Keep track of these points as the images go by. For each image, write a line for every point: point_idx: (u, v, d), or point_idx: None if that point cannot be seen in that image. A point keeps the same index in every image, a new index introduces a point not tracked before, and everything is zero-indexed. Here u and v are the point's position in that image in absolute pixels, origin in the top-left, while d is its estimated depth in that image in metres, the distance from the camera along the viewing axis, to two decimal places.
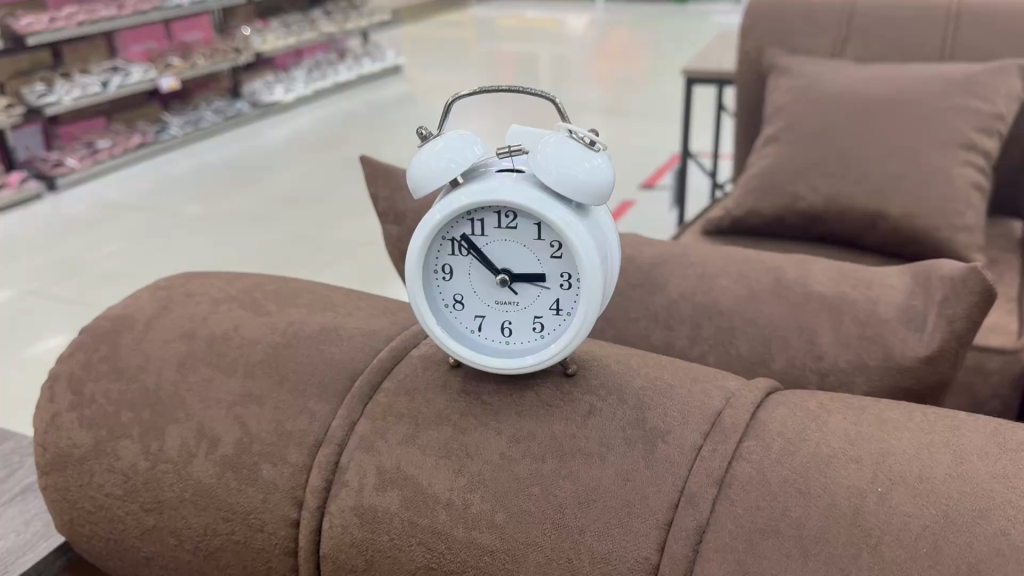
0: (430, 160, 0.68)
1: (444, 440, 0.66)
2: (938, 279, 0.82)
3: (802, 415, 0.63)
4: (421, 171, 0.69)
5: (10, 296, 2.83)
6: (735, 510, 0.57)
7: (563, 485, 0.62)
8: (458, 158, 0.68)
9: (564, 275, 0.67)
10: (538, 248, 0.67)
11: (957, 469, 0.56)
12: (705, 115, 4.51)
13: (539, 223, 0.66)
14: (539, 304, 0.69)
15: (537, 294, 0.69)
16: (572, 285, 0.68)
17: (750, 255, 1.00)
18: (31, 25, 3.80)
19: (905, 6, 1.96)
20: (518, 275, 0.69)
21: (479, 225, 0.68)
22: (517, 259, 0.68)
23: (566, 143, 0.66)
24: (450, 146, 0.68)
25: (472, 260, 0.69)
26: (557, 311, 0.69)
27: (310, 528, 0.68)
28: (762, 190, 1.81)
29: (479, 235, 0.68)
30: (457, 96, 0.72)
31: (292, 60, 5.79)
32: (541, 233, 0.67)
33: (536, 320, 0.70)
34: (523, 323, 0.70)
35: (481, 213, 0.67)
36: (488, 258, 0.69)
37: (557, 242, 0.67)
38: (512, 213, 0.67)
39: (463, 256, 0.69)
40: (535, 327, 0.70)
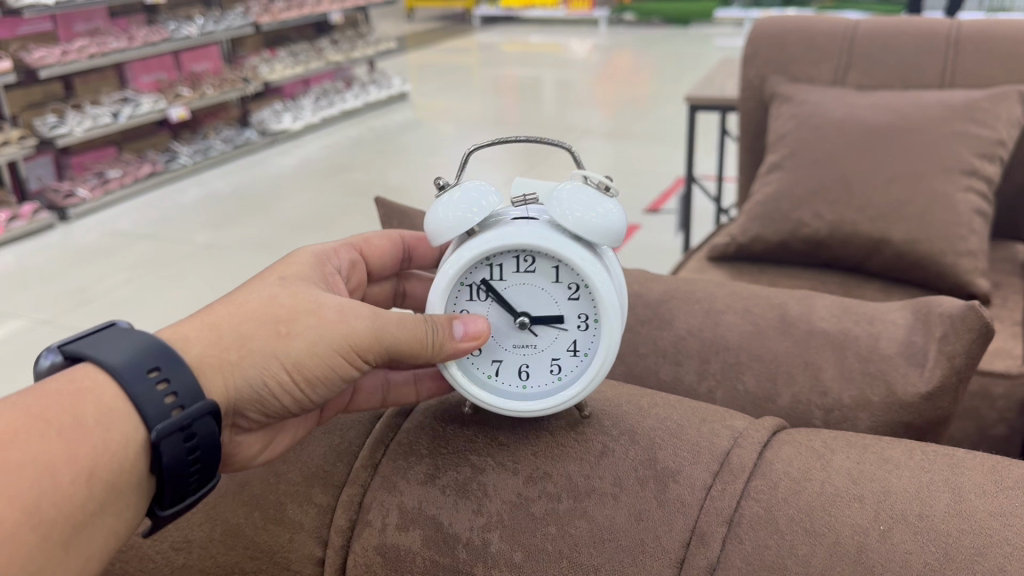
0: (447, 210, 0.72)
1: (462, 480, 0.69)
2: (938, 314, 0.85)
3: (807, 453, 0.66)
4: (435, 219, 0.72)
5: (23, 326, 2.86)
6: (743, 548, 0.60)
7: (577, 524, 0.65)
8: (473, 207, 0.71)
9: (582, 316, 0.73)
10: (555, 290, 0.72)
11: (957, 507, 0.59)
12: (710, 140, 4.54)
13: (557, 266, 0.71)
14: (555, 345, 0.74)
15: (554, 335, 0.74)
16: (590, 326, 0.73)
17: (756, 290, 1.03)
18: (43, 57, 3.87)
19: (905, 34, 2.00)
20: (535, 317, 0.73)
21: (498, 269, 0.72)
22: (535, 302, 0.73)
23: (583, 190, 0.71)
24: (466, 196, 0.72)
25: (490, 302, 0.73)
26: (574, 352, 0.74)
27: (335, 567, 0.71)
28: (767, 217, 1.84)
29: (497, 278, 0.72)
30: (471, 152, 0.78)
31: (300, 89, 5.87)
32: (558, 275, 0.72)
33: (553, 362, 0.74)
34: (540, 366, 0.74)
35: (500, 258, 0.72)
36: (507, 301, 0.73)
37: (575, 284, 0.72)
38: (531, 256, 0.71)
39: (482, 301, 0.73)
40: (552, 370, 0.74)
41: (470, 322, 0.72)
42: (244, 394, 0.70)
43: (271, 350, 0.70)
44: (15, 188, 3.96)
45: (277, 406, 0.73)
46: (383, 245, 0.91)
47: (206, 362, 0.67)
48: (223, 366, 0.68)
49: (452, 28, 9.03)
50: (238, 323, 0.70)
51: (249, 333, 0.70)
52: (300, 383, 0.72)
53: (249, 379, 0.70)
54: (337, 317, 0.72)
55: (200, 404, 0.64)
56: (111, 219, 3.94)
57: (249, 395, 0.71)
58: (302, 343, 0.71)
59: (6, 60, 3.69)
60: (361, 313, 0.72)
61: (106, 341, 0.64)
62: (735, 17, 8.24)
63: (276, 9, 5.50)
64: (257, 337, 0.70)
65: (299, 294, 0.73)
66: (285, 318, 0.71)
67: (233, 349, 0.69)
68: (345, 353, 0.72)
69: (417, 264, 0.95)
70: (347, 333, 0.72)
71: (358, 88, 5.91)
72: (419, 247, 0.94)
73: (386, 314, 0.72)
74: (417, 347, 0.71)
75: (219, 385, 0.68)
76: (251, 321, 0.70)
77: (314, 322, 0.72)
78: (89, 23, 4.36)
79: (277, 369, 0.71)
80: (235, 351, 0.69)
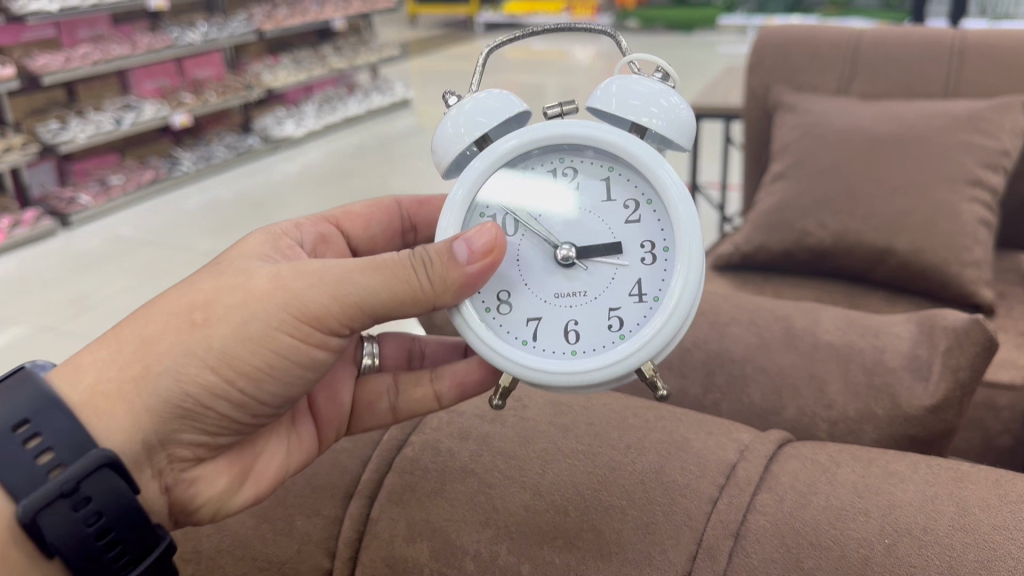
0: (460, 123, 0.83)
1: (470, 495, 0.71)
2: (942, 327, 0.87)
3: (812, 468, 0.67)
4: (455, 133, 0.83)
5: (23, 334, 2.86)
6: (749, 562, 0.60)
7: (585, 536, 0.66)
8: (486, 120, 0.83)
9: (644, 250, 0.82)
10: (610, 215, 0.83)
11: (961, 520, 0.60)
12: (714, 149, 4.54)
13: (609, 184, 0.84)
14: (615, 284, 0.82)
15: (611, 276, 0.82)
16: (653, 260, 0.82)
17: (762, 303, 1.04)
18: (46, 64, 3.88)
19: (909, 44, 2.00)
20: (582, 252, 0.82)
21: (533, 193, 0.84)
22: (583, 234, 0.83)
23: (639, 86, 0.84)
24: (478, 112, 0.83)
25: (524, 233, 0.83)
26: (638, 300, 0.81)
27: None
28: (771, 227, 1.84)
29: (533, 205, 0.84)
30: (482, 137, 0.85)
31: (303, 96, 5.88)
32: (611, 195, 0.84)
33: (612, 316, 0.82)
34: (593, 321, 0.82)
35: (537, 184, 0.84)
36: (547, 230, 0.83)
37: (628, 204, 0.83)
38: (571, 173, 0.84)
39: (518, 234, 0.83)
40: (611, 325, 0.81)
41: (474, 238, 0.74)
42: (170, 405, 0.72)
43: (187, 345, 0.72)
44: (17, 194, 3.97)
45: (214, 410, 0.75)
46: (366, 216, 0.97)
47: (103, 389, 0.69)
48: (133, 383, 0.71)
49: (455, 35, 9.04)
50: (143, 331, 0.72)
51: (162, 331, 0.72)
52: (234, 373, 0.74)
53: (166, 388, 0.72)
54: (270, 285, 0.73)
55: (85, 455, 0.64)
56: (113, 226, 3.94)
57: (175, 405, 0.73)
58: (225, 328, 0.73)
59: (9, 66, 3.70)
60: (304, 272, 0.73)
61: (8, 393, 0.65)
62: (739, 24, 8.23)
63: (280, 16, 5.51)
64: (169, 335, 0.72)
65: (218, 278, 0.74)
66: (199, 304, 0.72)
67: (137, 361, 0.71)
68: (287, 322, 0.73)
69: (421, 234, 1.02)
70: (279, 300, 0.73)
71: (360, 95, 5.92)
72: (418, 216, 1.00)
73: (341, 266, 0.73)
74: (396, 288, 0.72)
75: (129, 406, 0.70)
76: (163, 320, 0.72)
77: (234, 299, 0.73)
78: (92, 30, 4.38)
79: (204, 362, 0.72)
80: (139, 362, 0.71)
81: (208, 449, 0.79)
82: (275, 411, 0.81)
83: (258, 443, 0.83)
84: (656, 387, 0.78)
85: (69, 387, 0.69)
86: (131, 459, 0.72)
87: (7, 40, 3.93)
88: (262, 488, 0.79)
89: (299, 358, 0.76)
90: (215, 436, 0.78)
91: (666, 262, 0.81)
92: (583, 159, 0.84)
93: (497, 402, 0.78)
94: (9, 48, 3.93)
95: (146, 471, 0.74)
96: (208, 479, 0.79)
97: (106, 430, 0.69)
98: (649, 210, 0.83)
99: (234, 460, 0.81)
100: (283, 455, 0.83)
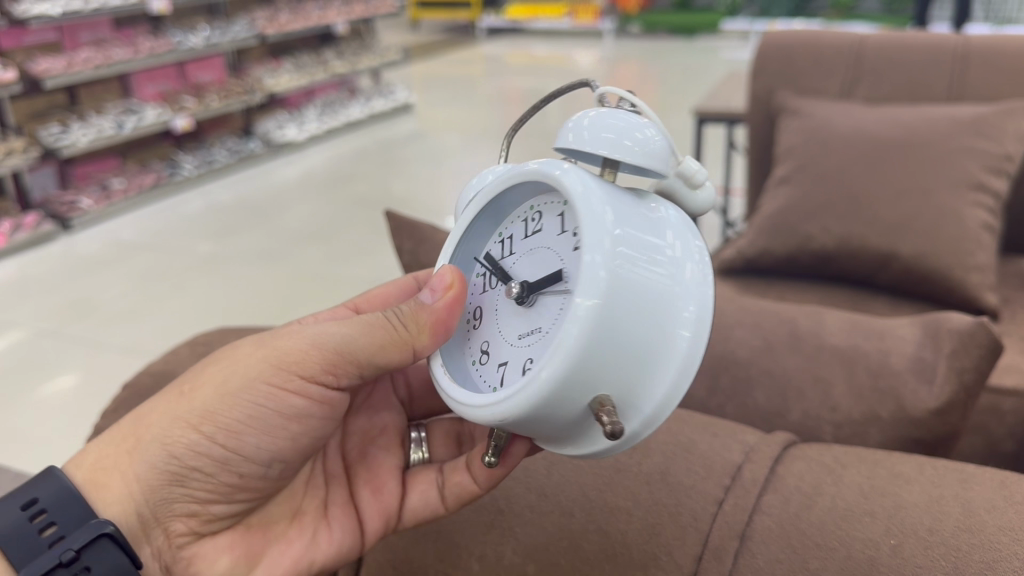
0: (468, 187, 0.82)
1: (479, 502, 0.72)
2: (948, 331, 0.86)
3: (817, 469, 0.67)
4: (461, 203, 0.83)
5: (25, 338, 2.86)
6: (755, 562, 0.60)
7: (590, 537, 0.65)
8: (480, 181, 0.81)
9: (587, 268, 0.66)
10: (564, 245, 0.70)
11: (967, 521, 0.59)
12: (717, 154, 4.54)
13: (564, 215, 0.71)
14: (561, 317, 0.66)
15: (561, 306, 0.67)
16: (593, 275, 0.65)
17: (766, 305, 1.04)
18: (47, 68, 3.88)
19: (913, 50, 2.01)
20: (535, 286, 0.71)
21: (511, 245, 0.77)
22: (543, 268, 0.71)
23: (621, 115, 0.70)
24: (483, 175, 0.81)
25: (497, 284, 0.77)
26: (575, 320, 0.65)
27: None
28: (774, 232, 1.85)
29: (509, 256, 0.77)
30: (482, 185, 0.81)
31: (304, 100, 5.89)
32: (564, 227, 0.70)
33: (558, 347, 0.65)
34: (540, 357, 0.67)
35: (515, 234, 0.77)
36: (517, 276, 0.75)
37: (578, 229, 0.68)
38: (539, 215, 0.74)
39: (492, 289, 0.77)
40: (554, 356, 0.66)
41: (439, 281, 0.75)
42: (159, 474, 0.77)
43: (174, 412, 0.78)
44: (17, 197, 3.97)
45: (202, 473, 0.79)
46: (384, 295, 0.94)
47: (101, 465, 0.76)
48: (127, 456, 0.77)
49: (457, 39, 9.04)
50: (140, 412, 0.80)
51: (153, 410, 0.79)
52: (215, 427, 0.78)
53: (154, 457, 0.77)
54: (247, 352, 0.80)
55: (86, 528, 0.70)
56: (115, 230, 3.95)
57: (163, 473, 0.77)
58: (206, 391, 0.79)
59: (10, 70, 3.71)
60: (281, 338, 0.79)
61: None
62: (742, 29, 8.21)
63: (283, 20, 5.52)
64: (160, 409, 0.79)
65: (209, 357, 0.82)
66: (186, 380, 0.80)
67: (132, 436, 0.78)
68: (265, 375, 0.78)
69: None
70: (256, 360, 0.79)
71: (362, 99, 5.93)
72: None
73: (316, 330, 0.78)
74: (369, 335, 0.75)
75: (122, 477, 0.76)
76: (156, 403, 0.80)
77: (216, 366, 0.80)
78: (94, 34, 4.38)
79: (186, 423, 0.78)
80: (134, 438, 0.78)
81: (207, 522, 0.81)
82: (267, 472, 0.83)
83: (275, 530, 0.85)
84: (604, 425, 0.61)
85: (76, 469, 0.77)
86: (128, 529, 0.76)
87: (9, 43, 3.94)
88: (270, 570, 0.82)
89: (282, 409, 0.79)
90: (211, 506, 0.81)
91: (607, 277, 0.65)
92: (547, 196, 0.73)
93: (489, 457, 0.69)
94: (11, 52, 3.94)
95: (145, 546, 0.78)
96: (210, 558, 0.80)
97: (99, 502, 0.74)
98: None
99: (242, 538, 0.83)
100: (303, 543, 0.84)
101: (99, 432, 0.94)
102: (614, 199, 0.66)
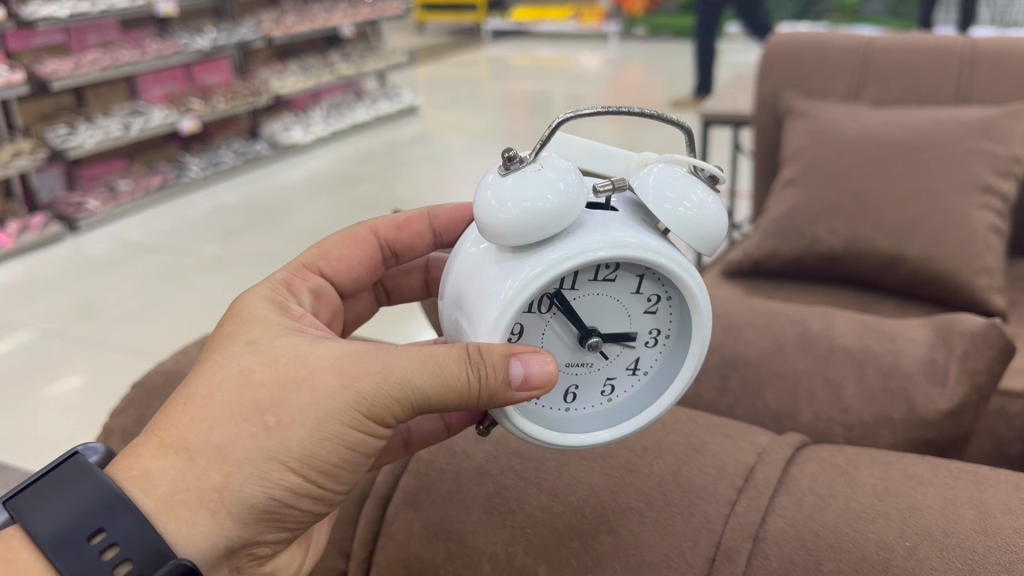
0: (510, 197, 0.66)
1: (487, 496, 0.72)
2: (958, 331, 0.86)
3: (831, 470, 0.67)
4: (500, 209, 0.66)
5: (32, 338, 2.87)
6: (769, 564, 0.60)
7: (603, 538, 0.66)
8: (545, 193, 0.66)
9: (653, 331, 0.73)
10: (633, 302, 0.72)
11: (982, 523, 0.59)
12: (723, 157, 4.54)
13: (644, 278, 0.70)
14: (619, 361, 0.74)
15: (618, 353, 0.74)
16: (658, 341, 0.74)
17: (775, 307, 1.04)
18: (55, 70, 3.89)
19: (922, 51, 2.00)
20: (606, 335, 0.72)
21: (573, 278, 0.69)
22: (609, 318, 0.71)
23: (690, 185, 0.70)
24: (541, 182, 0.66)
25: (555, 314, 0.70)
26: (633, 370, 0.74)
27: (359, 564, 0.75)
28: (781, 233, 1.84)
29: (570, 288, 0.69)
30: (543, 192, 0.65)
31: (310, 102, 5.91)
32: (640, 287, 0.71)
33: (608, 383, 0.74)
34: (589, 389, 0.74)
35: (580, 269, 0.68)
36: (575, 314, 0.71)
37: (654, 296, 0.72)
38: (614, 264, 0.69)
39: (546, 311, 0.70)
40: (604, 391, 0.74)
41: (529, 360, 0.66)
42: (254, 510, 0.66)
43: (263, 449, 0.65)
44: (25, 198, 4.00)
45: (295, 507, 0.69)
46: (347, 257, 0.90)
47: (181, 497, 0.63)
48: (214, 493, 0.64)
49: (462, 42, 9.06)
50: (211, 436, 0.65)
51: (232, 437, 0.65)
52: (313, 471, 0.68)
53: (249, 495, 0.65)
54: (339, 380, 0.66)
55: (165, 565, 0.59)
56: (121, 231, 3.95)
57: (258, 512, 0.66)
58: (300, 430, 0.66)
59: (19, 71, 3.72)
60: (369, 368, 0.66)
61: (70, 498, 0.60)
62: (747, 32, 8.21)
63: (288, 23, 5.51)
64: (242, 440, 0.65)
65: (280, 373, 0.66)
66: (269, 406, 0.65)
67: (214, 470, 0.64)
68: (356, 419, 0.67)
69: (404, 258, 0.94)
70: (349, 398, 0.66)
71: (368, 102, 5.95)
72: (397, 242, 0.93)
73: (408, 364, 0.66)
74: (459, 398, 0.65)
75: (213, 517, 0.64)
76: (230, 427, 0.65)
77: (305, 396, 0.66)
78: (101, 36, 4.38)
79: (282, 465, 0.66)
80: (217, 471, 0.64)
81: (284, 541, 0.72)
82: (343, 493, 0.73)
83: None
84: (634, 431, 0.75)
85: (143, 493, 0.62)
86: (211, 566, 0.65)
87: (17, 45, 3.95)
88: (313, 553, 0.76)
89: (369, 449, 0.69)
90: (295, 530, 0.71)
91: (666, 345, 0.74)
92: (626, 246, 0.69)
93: (480, 431, 0.72)
94: (18, 56, 3.95)
95: (224, 569, 0.67)
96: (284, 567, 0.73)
97: (187, 541, 0.62)
98: (667, 305, 0.72)
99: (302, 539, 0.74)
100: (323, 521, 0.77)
101: (111, 432, 0.94)
102: None
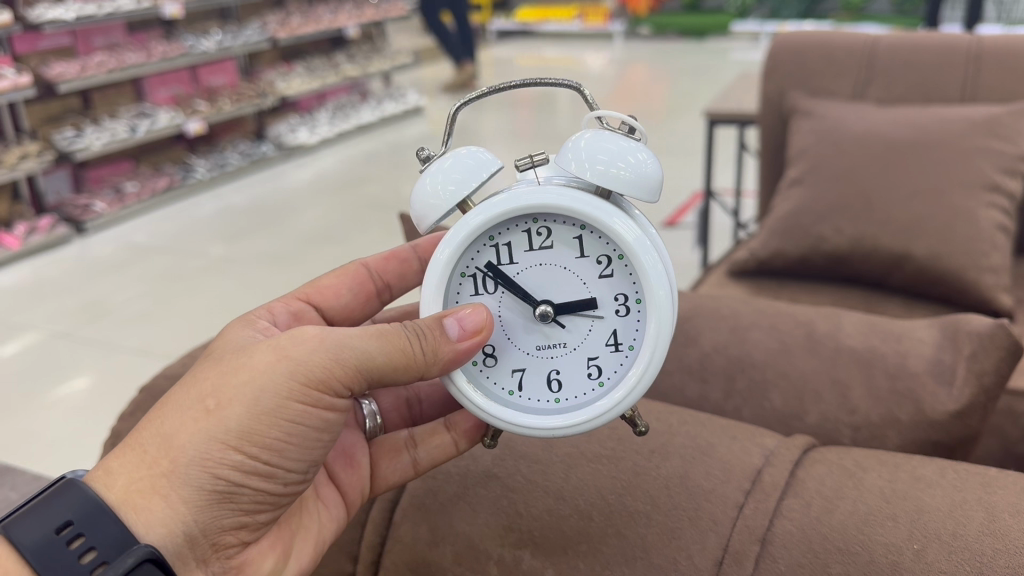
0: (438, 180, 0.74)
1: (493, 498, 0.72)
2: (966, 332, 0.86)
3: (839, 472, 0.67)
4: (429, 192, 0.74)
5: (41, 339, 2.89)
6: (776, 565, 0.60)
7: (609, 540, 0.66)
8: (469, 175, 0.73)
9: (620, 299, 0.74)
10: (584, 268, 0.74)
11: (990, 526, 0.59)
12: (728, 157, 4.54)
13: (580, 237, 0.73)
14: (592, 337, 0.75)
15: (588, 328, 0.75)
16: (630, 309, 0.74)
17: (782, 308, 1.04)
18: (62, 73, 3.91)
19: (928, 49, 2.00)
20: (561, 307, 0.74)
21: (506, 251, 0.74)
22: (560, 287, 0.74)
23: (614, 139, 0.73)
24: (460, 164, 0.74)
25: (504, 294, 0.74)
26: (614, 346, 0.75)
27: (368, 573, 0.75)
28: (787, 232, 1.84)
29: (506, 262, 0.74)
30: (463, 178, 0.73)
31: (315, 103, 5.92)
32: (584, 250, 0.74)
33: (592, 364, 0.75)
34: (569, 372, 0.75)
35: (507, 240, 0.74)
36: (524, 290, 0.74)
37: (604, 258, 0.73)
38: (544, 230, 0.73)
39: (494, 291, 0.75)
40: (590, 374, 0.75)
41: (466, 317, 0.71)
42: (206, 491, 0.68)
43: (205, 431, 0.67)
44: (32, 200, 4.01)
45: (247, 488, 0.70)
46: (335, 285, 0.88)
47: (137, 488, 0.65)
48: (164, 479, 0.66)
49: None
50: (161, 429, 0.68)
51: (178, 424, 0.68)
52: (258, 447, 0.69)
53: (197, 476, 0.67)
54: (274, 356, 0.69)
55: (129, 551, 0.61)
56: (128, 233, 3.96)
57: (209, 493, 0.68)
58: (239, 406, 0.68)
59: (27, 74, 3.73)
60: (301, 341, 0.69)
61: (51, 499, 0.61)
62: (752, 31, 8.18)
63: (295, 24, 5.52)
64: (187, 425, 0.67)
65: (219, 364, 0.70)
66: (210, 390, 0.68)
67: (162, 456, 0.67)
68: (294, 390, 0.69)
69: (397, 290, 0.90)
70: (284, 368, 0.69)
71: (373, 102, 5.96)
72: (389, 273, 0.89)
73: (340, 333, 0.69)
74: (394, 354, 0.69)
75: (166, 502, 0.66)
76: (176, 416, 0.68)
77: (241, 376, 0.69)
78: (108, 38, 4.39)
79: (224, 443, 0.68)
80: (166, 457, 0.67)
81: (251, 531, 0.74)
82: (306, 479, 0.75)
83: (293, 520, 0.78)
84: (637, 426, 0.72)
85: (103, 487, 0.64)
86: (173, 555, 0.67)
87: (25, 48, 3.95)
88: (306, 558, 0.78)
89: (317, 423, 0.71)
90: (258, 516, 0.73)
91: (641, 312, 0.74)
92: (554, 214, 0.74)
93: (486, 443, 0.75)
94: (24, 57, 3.95)
95: (190, 562, 0.69)
96: (256, 563, 0.74)
97: (145, 527, 0.64)
98: (622, 263, 0.73)
99: (276, 538, 0.77)
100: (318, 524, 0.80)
101: (116, 435, 0.94)
102: (652, 237, 0.74)
